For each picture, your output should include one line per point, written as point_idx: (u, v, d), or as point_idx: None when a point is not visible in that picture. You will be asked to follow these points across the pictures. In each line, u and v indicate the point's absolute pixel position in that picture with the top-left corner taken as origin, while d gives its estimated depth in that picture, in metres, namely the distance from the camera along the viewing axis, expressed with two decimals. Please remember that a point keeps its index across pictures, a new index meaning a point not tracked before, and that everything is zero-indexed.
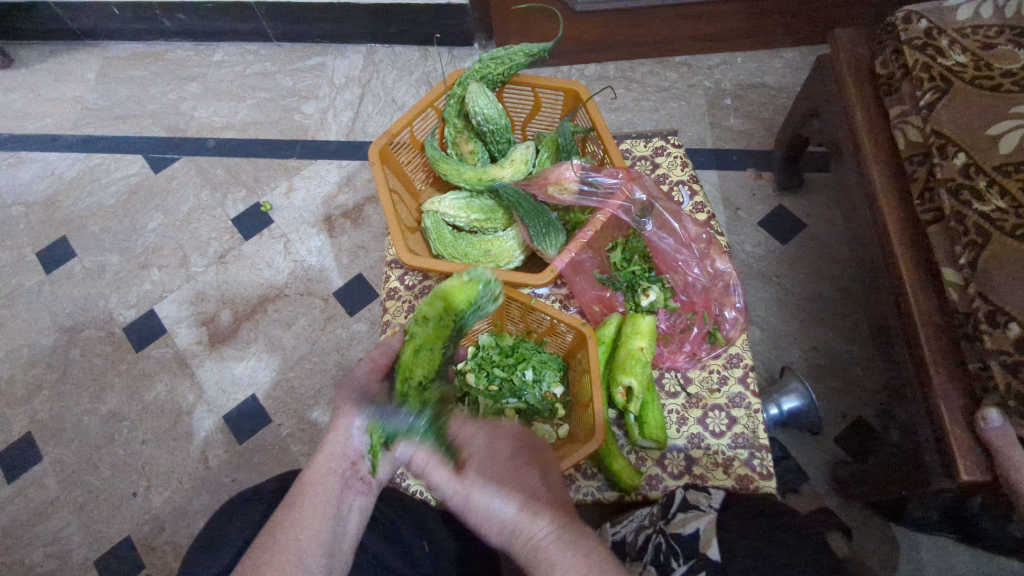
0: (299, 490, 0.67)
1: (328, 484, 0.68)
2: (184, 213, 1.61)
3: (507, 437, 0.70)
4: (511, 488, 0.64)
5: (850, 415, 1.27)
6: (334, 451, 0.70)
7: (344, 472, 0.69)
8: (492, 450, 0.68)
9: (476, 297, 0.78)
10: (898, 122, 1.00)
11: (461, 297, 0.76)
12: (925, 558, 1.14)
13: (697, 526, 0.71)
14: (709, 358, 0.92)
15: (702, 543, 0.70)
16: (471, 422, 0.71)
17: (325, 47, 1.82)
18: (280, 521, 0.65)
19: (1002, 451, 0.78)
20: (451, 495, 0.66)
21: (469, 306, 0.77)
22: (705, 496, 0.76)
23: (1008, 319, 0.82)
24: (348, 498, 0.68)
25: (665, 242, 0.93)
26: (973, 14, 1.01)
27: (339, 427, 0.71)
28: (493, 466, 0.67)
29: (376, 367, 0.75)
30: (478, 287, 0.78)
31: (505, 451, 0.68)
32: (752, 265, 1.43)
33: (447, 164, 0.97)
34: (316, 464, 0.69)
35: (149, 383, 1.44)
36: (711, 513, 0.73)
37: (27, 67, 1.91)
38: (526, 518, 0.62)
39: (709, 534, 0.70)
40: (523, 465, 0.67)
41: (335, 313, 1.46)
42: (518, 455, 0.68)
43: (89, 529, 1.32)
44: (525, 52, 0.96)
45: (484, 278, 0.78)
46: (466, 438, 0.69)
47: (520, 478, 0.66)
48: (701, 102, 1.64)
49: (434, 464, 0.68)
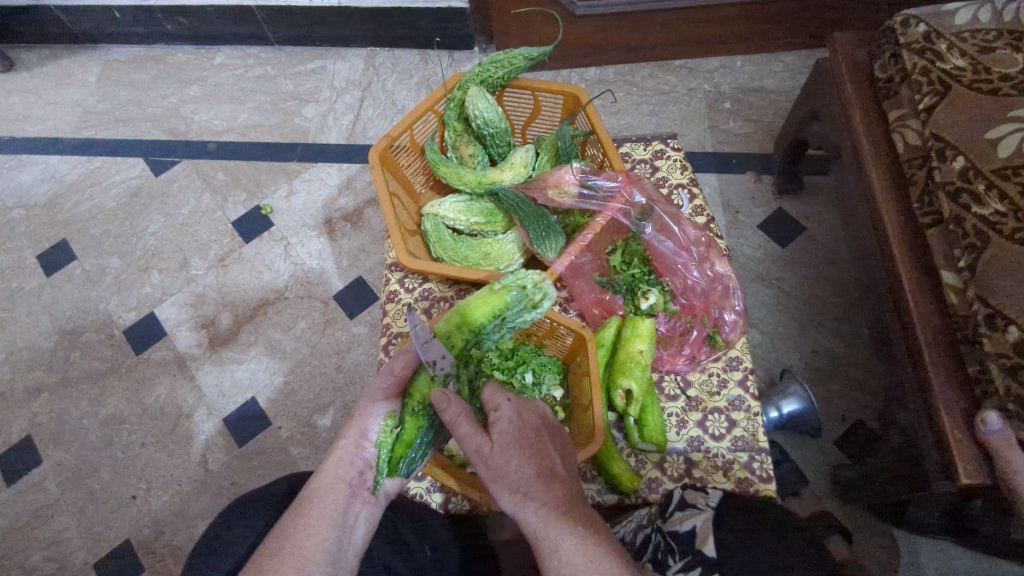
0: (307, 497, 0.68)
1: (336, 491, 0.68)
2: (185, 216, 1.62)
3: (535, 412, 0.71)
4: (533, 454, 0.65)
5: (850, 418, 1.27)
6: (343, 458, 0.70)
7: (352, 481, 0.70)
8: (520, 419, 0.69)
9: (503, 306, 0.75)
10: (897, 126, 1.01)
11: (490, 305, 0.75)
12: (925, 561, 1.14)
13: (694, 523, 0.71)
14: (709, 361, 0.92)
15: (698, 541, 0.70)
16: (503, 393, 0.72)
17: (326, 51, 1.82)
18: (285, 526, 0.65)
19: (1002, 454, 0.78)
20: (472, 448, 0.66)
21: (492, 318, 0.75)
22: (702, 496, 0.76)
23: (1007, 322, 0.82)
24: (356, 506, 0.69)
25: (665, 245, 0.93)
26: (972, 17, 1.01)
27: (350, 436, 0.71)
28: (517, 430, 0.67)
29: (395, 382, 0.73)
30: (506, 296, 0.75)
31: (532, 422, 0.70)
32: (751, 268, 1.43)
33: (448, 167, 0.97)
34: (326, 471, 0.70)
35: (149, 385, 1.44)
36: (708, 511, 0.73)
37: (28, 70, 1.92)
38: (542, 483, 0.63)
39: (705, 532, 0.70)
40: (543, 438, 0.68)
41: (335, 316, 1.46)
42: (543, 431, 0.69)
43: (90, 532, 1.32)
44: (525, 56, 0.96)
45: (514, 285, 0.76)
46: (498, 404, 0.71)
47: (541, 446, 0.67)
48: (701, 106, 1.64)
49: (466, 412, 0.68)
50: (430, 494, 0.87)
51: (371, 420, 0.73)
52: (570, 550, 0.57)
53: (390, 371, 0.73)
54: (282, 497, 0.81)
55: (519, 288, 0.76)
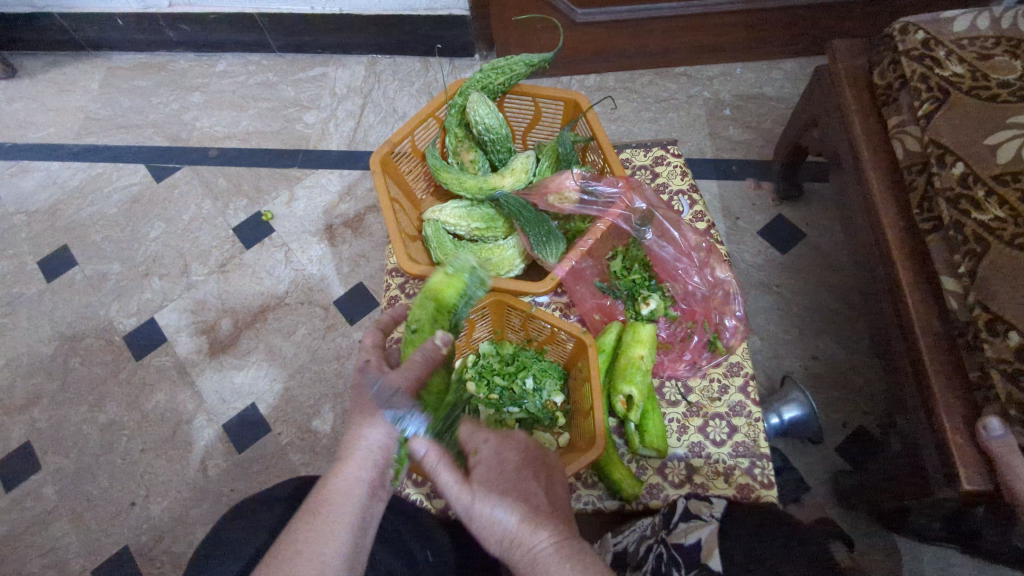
0: (323, 499, 0.65)
1: (355, 494, 0.65)
2: (185, 222, 1.62)
3: (514, 448, 0.70)
4: (517, 493, 0.65)
5: (851, 425, 1.26)
6: (365, 459, 0.66)
7: (372, 481, 0.66)
8: (500, 459, 0.68)
9: (465, 287, 0.80)
10: (897, 133, 1.01)
11: (450, 289, 0.79)
12: (926, 568, 1.14)
13: (699, 536, 0.71)
14: (709, 367, 0.92)
15: (703, 553, 0.69)
16: (481, 431, 0.71)
17: (327, 58, 1.84)
18: (301, 529, 0.63)
19: (1002, 459, 0.78)
20: (455, 500, 0.66)
21: (460, 298, 0.79)
22: (707, 506, 0.77)
23: (1007, 328, 0.82)
24: (373, 507, 0.66)
25: (665, 251, 0.94)
26: (970, 25, 1.01)
27: (369, 435, 0.67)
28: (498, 474, 0.67)
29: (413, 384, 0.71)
30: (464, 276, 0.80)
31: (512, 459, 0.69)
32: (751, 274, 1.43)
33: (448, 173, 0.97)
34: (343, 472, 0.66)
35: (149, 391, 1.43)
36: (712, 523, 0.73)
37: (30, 77, 1.93)
38: (528, 521, 0.62)
39: (710, 544, 0.70)
40: (525, 478, 0.67)
41: (335, 321, 1.46)
42: (524, 468, 0.69)
43: (88, 538, 1.31)
44: (525, 63, 0.97)
45: (467, 267, 0.81)
46: (475, 446, 0.70)
47: (524, 486, 0.66)
48: (701, 113, 1.65)
49: (445, 461, 0.67)
50: (430, 500, 0.89)
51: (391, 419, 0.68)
52: None
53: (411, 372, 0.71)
54: (280, 502, 0.81)
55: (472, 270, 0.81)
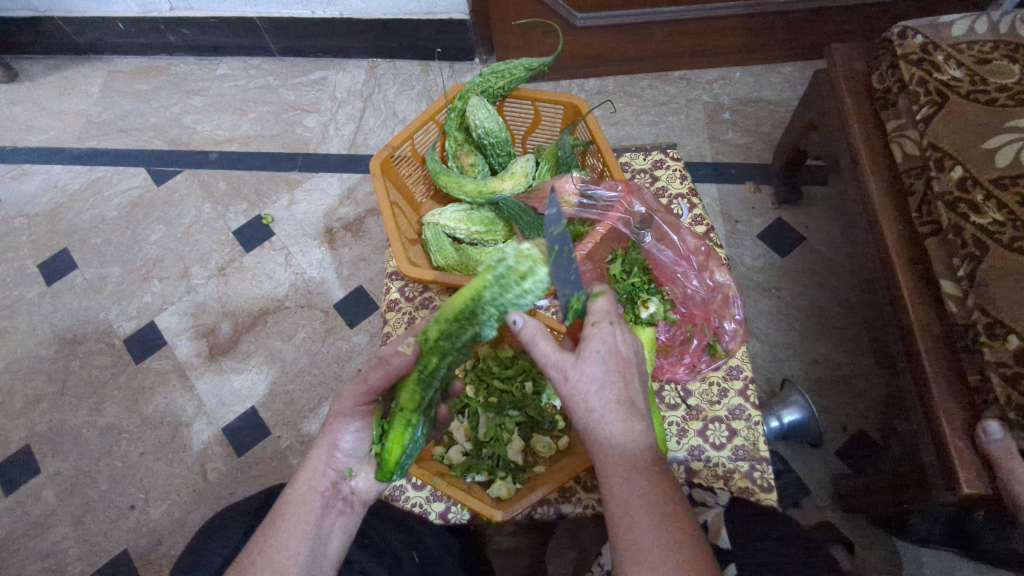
0: (281, 510, 0.70)
1: (310, 503, 0.71)
2: (185, 225, 1.62)
3: (630, 340, 0.69)
4: (619, 383, 0.66)
5: (852, 427, 1.26)
6: (316, 469, 0.73)
7: (325, 492, 0.72)
8: (615, 345, 0.68)
9: (482, 286, 0.74)
10: (895, 137, 1.01)
11: (471, 287, 0.74)
12: (928, 571, 1.13)
13: (706, 519, 0.80)
14: (709, 370, 0.92)
15: (712, 534, 0.78)
16: (607, 311, 0.70)
17: (327, 62, 1.84)
18: (259, 540, 0.68)
19: (1002, 463, 0.78)
20: (555, 366, 0.67)
21: (471, 300, 0.73)
22: (710, 492, 0.83)
23: (1006, 330, 0.82)
24: (329, 518, 0.71)
25: (665, 253, 0.92)
26: (969, 28, 1.02)
27: (320, 448, 0.74)
28: (608, 356, 0.67)
29: (368, 391, 0.74)
30: (488, 274, 0.74)
31: (625, 350, 0.69)
32: (751, 278, 1.43)
33: (448, 176, 0.98)
34: (298, 485, 0.72)
35: (149, 394, 1.43)
36: (717, 507, 0.81)
37: (31, 81, 1.93)
38: (623, 413, 0.64)
39: (717, 525, 0.79)
40: (632, 368, 0.68)
41: (335, 325, 1.46)
42: (632, 361, 0.68)
43: (87, 542, 1.31)
44: (525, 67, 0.98)
45: (497, 261, 0.75)
46: (599, 319, 0.69)
47: (627, 378, 0.67)
48: (700, 117, 1.65)
49: (543, 331, 0.69)
50: (430, 504, 0.86)
51: (341, 431, 0.75)
52: (634, 494, 0.60)
53: (365, 380, 0.74)
54: None
55: (503, 263, 0.75)
